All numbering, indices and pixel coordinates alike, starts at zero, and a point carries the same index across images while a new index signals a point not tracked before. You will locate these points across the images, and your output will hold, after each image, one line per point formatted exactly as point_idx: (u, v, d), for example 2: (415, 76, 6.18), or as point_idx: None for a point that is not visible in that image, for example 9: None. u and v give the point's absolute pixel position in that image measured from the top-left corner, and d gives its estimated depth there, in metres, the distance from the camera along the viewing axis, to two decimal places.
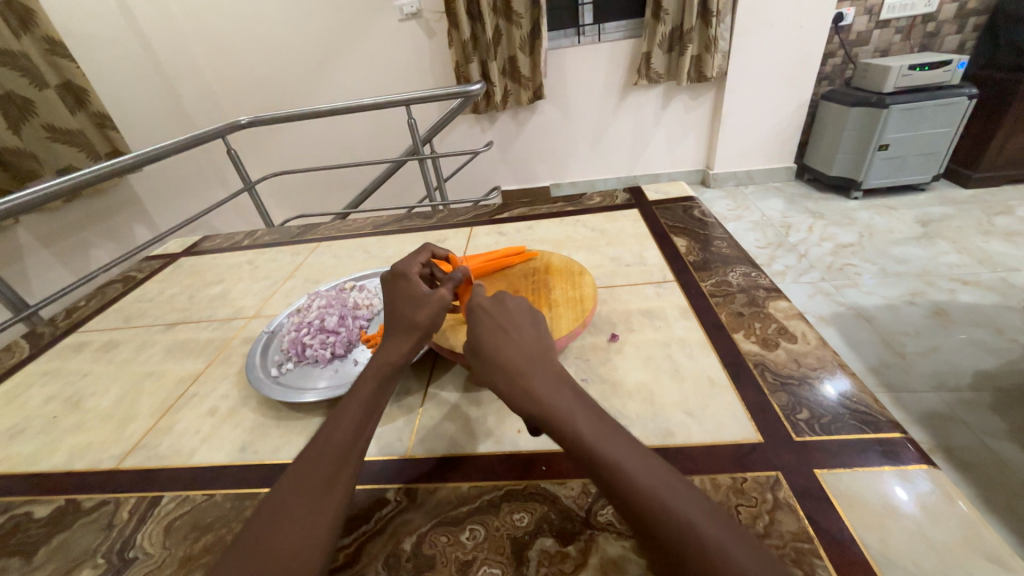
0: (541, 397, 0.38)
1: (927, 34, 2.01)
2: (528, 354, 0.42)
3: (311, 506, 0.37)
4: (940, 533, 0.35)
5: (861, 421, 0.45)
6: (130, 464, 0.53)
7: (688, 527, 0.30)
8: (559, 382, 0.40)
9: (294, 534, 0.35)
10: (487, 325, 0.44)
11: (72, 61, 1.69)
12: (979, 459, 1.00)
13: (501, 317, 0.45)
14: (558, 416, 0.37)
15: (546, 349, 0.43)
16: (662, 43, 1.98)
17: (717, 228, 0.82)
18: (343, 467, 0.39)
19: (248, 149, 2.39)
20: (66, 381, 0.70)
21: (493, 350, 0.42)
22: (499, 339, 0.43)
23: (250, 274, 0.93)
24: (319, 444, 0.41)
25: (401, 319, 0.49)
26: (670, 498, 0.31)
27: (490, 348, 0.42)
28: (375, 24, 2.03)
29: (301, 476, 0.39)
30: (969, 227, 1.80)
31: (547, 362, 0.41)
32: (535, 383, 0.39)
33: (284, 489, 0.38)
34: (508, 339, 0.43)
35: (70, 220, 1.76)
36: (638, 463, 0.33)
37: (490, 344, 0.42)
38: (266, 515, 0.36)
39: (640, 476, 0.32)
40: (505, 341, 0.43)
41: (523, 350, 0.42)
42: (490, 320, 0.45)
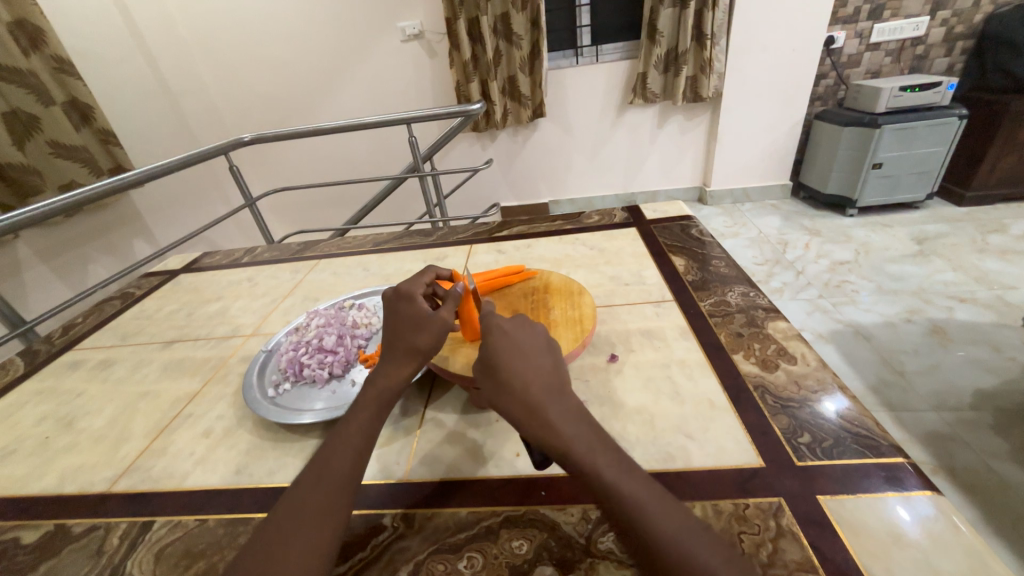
0: (560, 428, 0.37)
1: (916, 57, 2.06)
2: (544, 381, 0.41)
3: (306, 537, 0.36)
4: (946, 562, 0.35)
5: (863, 445, 0.45)
6: (122, 487, 0.52)
7: (706, 573, 0.30)
8: (576, 412, 0.39)
9: (290, 567, 0.34)
10: (504, 350, 0.43)
11: (78, 78, 1.72)
12: (983, 480, 0.99)
13: (516, 339, 0.44)
14: (578, 453, 0.36)
15: (559, 373, 0.42)
16: (658, 64, 2.02)
17: (715, 247, 0.83)
18: (339, 496, 0.39)
19: (250, 165, 2.41)
20: (60, 400, 0.69)
21: (510, 374, 0.41)
22: (516, 363, 0.42)
23: (249, 291, 0.93)
24: (315, 471, 0.40)
25: (405, 342, 0.49)
26: (688, 540, 0.32)
27: (509, 375, 0.41)
28: (378, 44, 2.08)
29: (297, 504, 0.38)
30: (964, 245, 1.82)
31: (562, 390, 0.41)
32: (554, 415, 0.38)
33: (279, 519, 0.37)
34: (524, 363, 0.42)
35: (71, 235, 1.77)
36: (657, 503, 0.33)
37: (508, 370, 0.41)
38: (261, 544, 0.35)
39: (660, 518, 0.33)
40: (523, 365, 0.42)
41: (540, 377, 0.41)
42: (508, 344, 0.43)
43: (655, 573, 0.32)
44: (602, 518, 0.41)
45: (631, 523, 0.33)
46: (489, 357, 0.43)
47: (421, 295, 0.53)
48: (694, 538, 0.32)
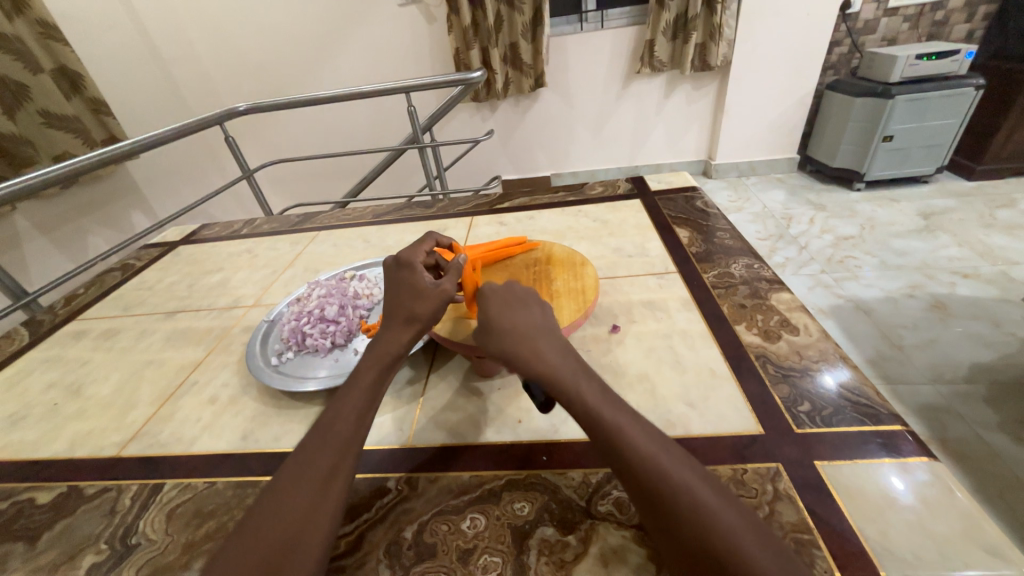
0: (552, 369, 0.39)
1: (936, 23, 1.97)
2: (538, 331, 0.42)
3: (312, 494, 0.37)
4: (938, 524, 0.35)
5: (862, 413, 0.45)
6: (132, 451, 0.53)
7: (681, 489, 0.31)
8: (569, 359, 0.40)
9: (296, 523, 0.35)
10: (498, 299, 0.46)
11: (66, 45, 1.66)
12: (974, 450, 1.01)
13: (506, 299, 0.46)
14: (562, 381, 0.38)
15: (548, 320, 0.45)
16: (666, 31, 1.94)
17: (720, 219, 0.82)
18: (345, 456, 0.39)
19: (246, 136, 2.37)
20: (66, 369, 0.70)
21: (503, 324, 0.43)
22: (510, 315, 0.44)
23: (249, 262, 0.93)
24: (320, 432, 0.41)
25: (406, 305, 0.49)
26: (664, 459, 0.33)
27: (498, 317, 0.43)
28: (374, 9, 2.00)
29: (303, 465, 0.39)
30: (971, 220, 1.80)
31: (555, 341, 0.42)
32: (542, 349, 0.40)
33: (286, 478, 0.38)
34: (517, 317, 0.44)
35: (69, 207, 1.76)
36: (637, 428, 0.35)
37: (498, 313, 0.44)
38: (268, 502, 0.36)
39: (640, 441, 0.34)
40: (513, 311, 0.44)
41: (533, 328, 0.43)
42: (501, 296, 0.46)
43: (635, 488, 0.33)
44: (603, 482, 0.41)
45: (614, 447, 0.34)
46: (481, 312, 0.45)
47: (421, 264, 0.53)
48: (671, 459, 0.33)
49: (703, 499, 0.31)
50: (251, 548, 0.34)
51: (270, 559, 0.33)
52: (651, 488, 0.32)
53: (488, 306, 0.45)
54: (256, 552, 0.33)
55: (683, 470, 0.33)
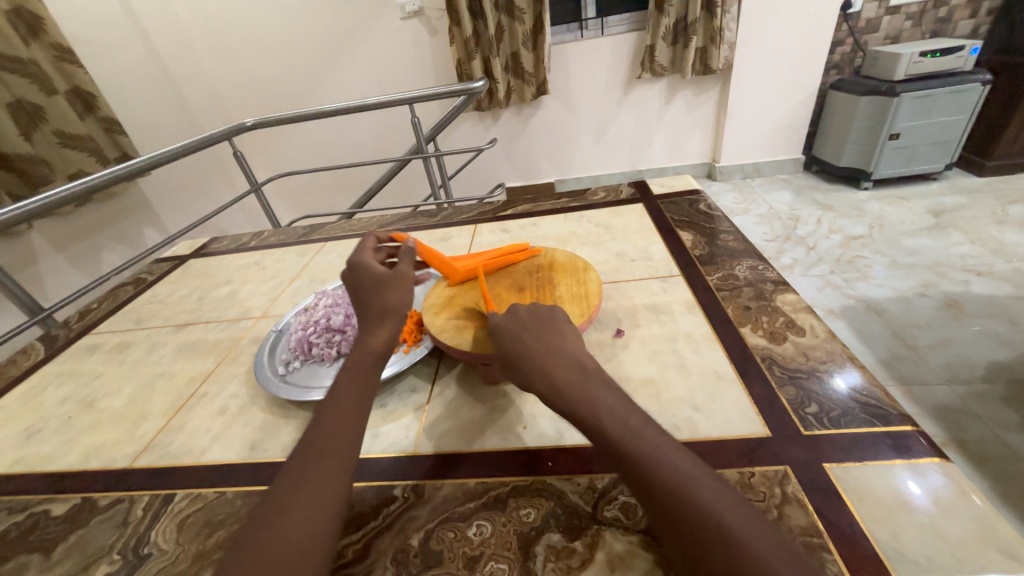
0: (578, 401, 0.38)
1: (939, 19, 1.96)
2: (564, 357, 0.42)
3: (313, 496, 0.37)
4: (952, 527, 0.35)
5: (872, 414, 0.45)
6: (143, 463, 0.53)
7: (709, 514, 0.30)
8: (597, 382, 0.40)
9: (298, 524, 0.35)
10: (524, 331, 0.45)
11: (80, 66, 1.71)
12: (993, 452, 0.99)
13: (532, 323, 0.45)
14: (585, 412, 0.37)
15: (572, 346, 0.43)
16: (666, 35, 1.95)
17: (724, 221, 0.82)
18: (343, 457, 0.40)
19: (254, 151, 2.41)
20: (79, 382, 0.71)
21: (529, 351, 0.43)
22: (535, 342, 0.43)
23: (258, 274, 0.94)
24: (317, 434, 0.42)
25: (375, 304, 0.51)
26: (689, 483, 0.32)
27: (520, 350, 0.43)
28: (377, 23, 2.03)
29: (302, 466, 0.39)
30: (982, 217, 1.77)
31: (579, 367, 0.41)
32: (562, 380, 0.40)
33: (285, 484, 0.38)
34: (544, 342, 0.43)
35: (83, 224, 1.79)
36: (661, 452, 0.34)
37: (521, 346, 0.43)
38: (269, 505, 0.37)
39: (663, 466, 0.33)
40: (536, 341, 0.43)
41: (559, 352, 0.42)
42: (526, 326, 0.45)
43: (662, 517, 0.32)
44: (608, 487, 0.41)
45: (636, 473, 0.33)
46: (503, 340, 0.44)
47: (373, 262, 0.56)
48: (697, 482, 0.32)
49: (731, 523, 0.30)
50: (251, 552, 0.33)
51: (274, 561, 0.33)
52: (677, 516, 0.31)
53: (510, 333, 0.45)
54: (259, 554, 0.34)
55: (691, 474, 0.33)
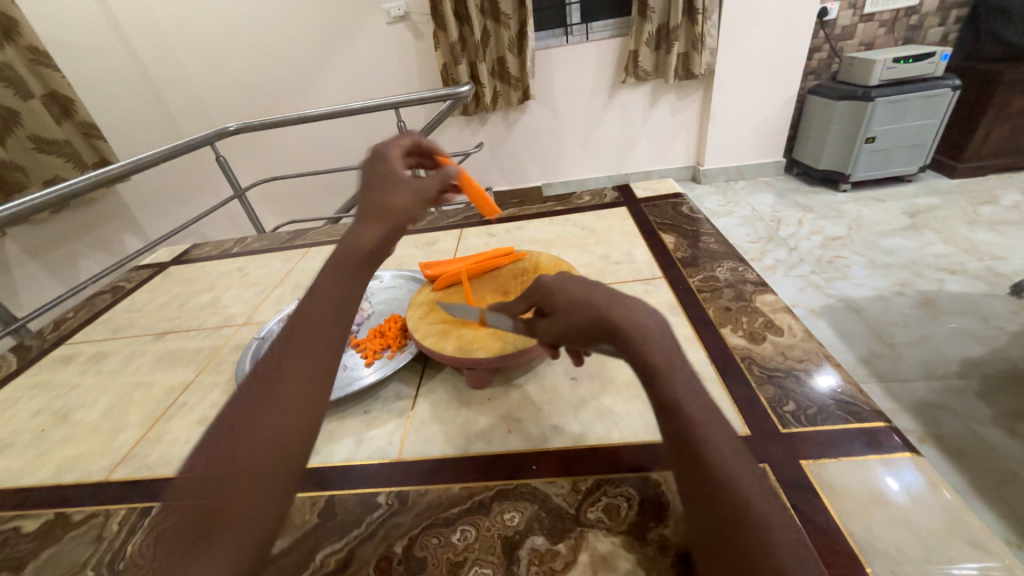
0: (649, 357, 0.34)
1: (911, 27, 2.03)
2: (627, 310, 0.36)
3: (268, 447, 0.36)
4: (923, 519, 0.36)
5: (847, 411, 0.46)
6: (120, 475, 0.52)
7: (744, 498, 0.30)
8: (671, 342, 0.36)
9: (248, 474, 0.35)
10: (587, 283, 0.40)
11: (56, 70, 1.67)
12: (968, 445, 1.02)
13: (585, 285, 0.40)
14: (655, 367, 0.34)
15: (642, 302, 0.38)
16: (649, 41, 1.99)
17: (705, 224, 0.83)
18: (298, 406, 0.38)
19: (238, 156, 2.38)
20: (53, 394, 0.69)
21: (592, 299, 0.38)
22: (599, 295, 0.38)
23: (240, 281, 0.93)
24: (275, 381, 0.39)
25: (346, 246, 0.47)
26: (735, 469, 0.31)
27: (586, 298, 0.38)
28: (363, 27, 2.03)
29: (250, 413, 0.38)
30: (955, 217, 1.83)
31: (652, 319, 0.36)
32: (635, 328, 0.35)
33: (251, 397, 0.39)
34: (606, 290, 0.38)
35: (59, 231, 1.75)
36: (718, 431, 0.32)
37: (587, 293, 0.39)
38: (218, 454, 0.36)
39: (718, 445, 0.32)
40: (601, 291, 0.39)
41: (635, 306, 0.37)
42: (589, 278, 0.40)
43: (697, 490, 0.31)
44: (591, 489, 0.42)
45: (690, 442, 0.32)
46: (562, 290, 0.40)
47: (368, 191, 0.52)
48: (741, 472, 0.31)
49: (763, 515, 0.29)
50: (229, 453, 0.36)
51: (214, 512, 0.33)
52: (715, 493, 0.30)
53: (569, 284, 0.41)
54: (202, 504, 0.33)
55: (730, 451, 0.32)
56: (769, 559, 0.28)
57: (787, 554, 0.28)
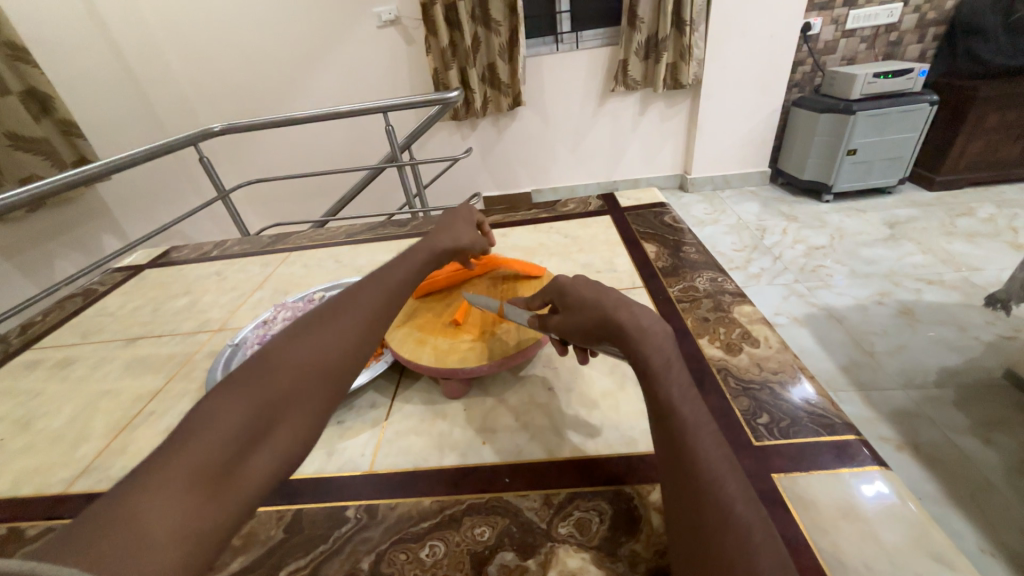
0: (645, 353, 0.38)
1: (891, 43, 2.08)
2: (632, 313, 0.41)
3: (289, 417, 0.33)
4: (889, 533, 0.36)
5: (819, 424, 0.46)
6: (79, 488, 0.50)
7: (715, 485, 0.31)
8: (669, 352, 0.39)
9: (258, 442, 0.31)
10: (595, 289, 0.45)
11: (35, 66, 1.64)
12: (945, 454, 1.03)
13: (590, 291, 0.45)
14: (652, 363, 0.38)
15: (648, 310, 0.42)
16: (638, 51, 2.01)
17: (687, 233, 0.84)
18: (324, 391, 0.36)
19: (223, 156, 2.35)
20: (15, 402, 0.67)
21: (598, 303, 0.43)
22: (605, 300, 0.43)
23: (217, 285, 0.91)
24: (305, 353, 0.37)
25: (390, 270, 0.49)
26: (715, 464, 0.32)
27: (593, 300, 0.44)
28: (353, 30, 2.02)
29: (273, 380, 0.34)
30: (933, 229, 1.87)
31: (652, 324, 0.41)
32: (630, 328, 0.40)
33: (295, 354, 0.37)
34: (613, 295, 0.43)
35: (34, 231, 1.70)
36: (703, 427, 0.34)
37: (593, 295, 0.44)
38: (234, 406, 0.31)
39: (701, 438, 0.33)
40: (606, 297, 0.44)
41: (637, 313, 0.41)
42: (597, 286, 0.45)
43: (675, 473, 0.33)
44: (564, 502, 0.41)
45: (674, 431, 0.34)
46: (571, 292, 0.46)
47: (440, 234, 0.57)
48: (722, 467, 0.32)
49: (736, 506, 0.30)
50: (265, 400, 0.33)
51: (222, 468, 0.29)
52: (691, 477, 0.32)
53: (584, 287, 0.45)
54: (200, 454, 0.28)
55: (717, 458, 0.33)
56: (733, 545, 0.28)
57: (755, 544, 0.28)
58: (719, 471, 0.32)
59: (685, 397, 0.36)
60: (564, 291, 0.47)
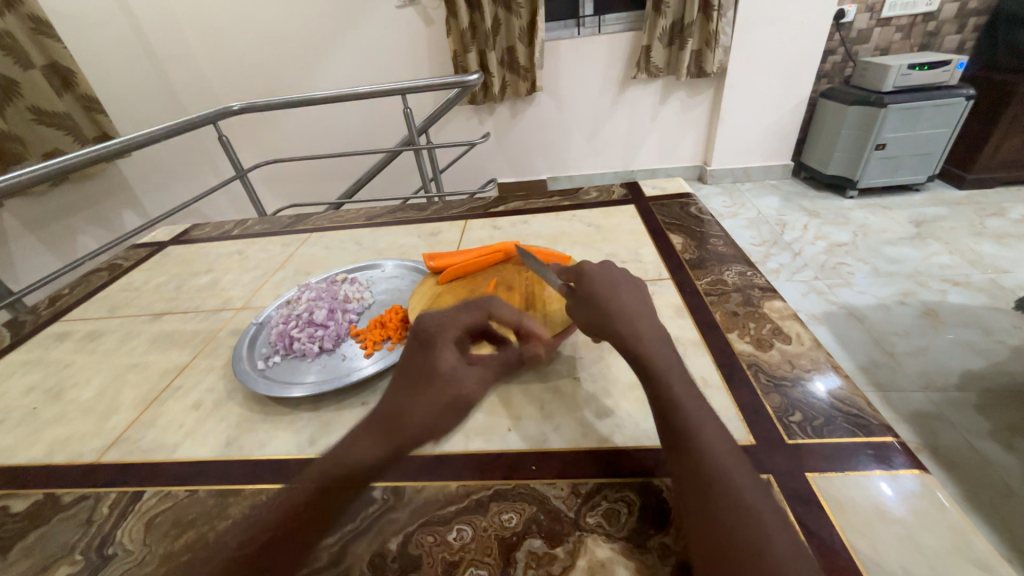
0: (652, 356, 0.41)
1: (928, 33, 2.00)
2: (648, 319, 0.44)
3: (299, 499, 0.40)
4: (929, 538, 0.35)
5: (853, 424, 0.45)
6: (111, 458, 0.51)
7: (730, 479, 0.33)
8: (671, 353, 0.42)
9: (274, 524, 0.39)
10: (608, 288, 0.47)
11: (59, 41, 1.64)
12: (964, 458, 1.01)
13: (634, 289, 0.48)
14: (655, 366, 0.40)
15: (652, 318, 0.45)
16: (662, 37, 1.95)
17: (714, 225, 0.82)
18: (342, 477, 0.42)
19: (240, 136, 2.35)
20: (46, 371, 0.68)
21: (611, 302, 0.45)
22: (628, 300, 0.45)
23: (239, 264, 0.92)
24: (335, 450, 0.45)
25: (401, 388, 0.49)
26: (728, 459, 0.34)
27: (603, 300, 0.45)
28: (371, 11, 2.00)
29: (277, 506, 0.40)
30: (962, 228, 1.81)
31: (655, 330, 0.43)
32: (642, 333, 0.43)
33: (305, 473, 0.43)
34: (642, 298, 0.47)
35: (58, 205, 1.73)
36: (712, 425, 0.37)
37: (603, 297, 0.46)
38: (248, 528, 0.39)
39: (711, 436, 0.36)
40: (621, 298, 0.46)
41: (643, 317, 0.44)
42: (609, 284, 0.47)
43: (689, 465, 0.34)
44: (591, 492, 0.41)
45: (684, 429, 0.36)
46: (588, 284, 0.48)
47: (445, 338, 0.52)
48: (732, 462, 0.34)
49: (751, 497, 0.32)
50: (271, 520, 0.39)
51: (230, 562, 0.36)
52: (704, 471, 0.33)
53: (599, 284, 0.47)
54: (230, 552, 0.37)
55: (723, 448, 0.35)
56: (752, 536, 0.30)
57: (769, 531, 0.30)
58: (728, 459, 0.34)
59: (689, 393, 0.39)
60: (583, 281, 0.48)
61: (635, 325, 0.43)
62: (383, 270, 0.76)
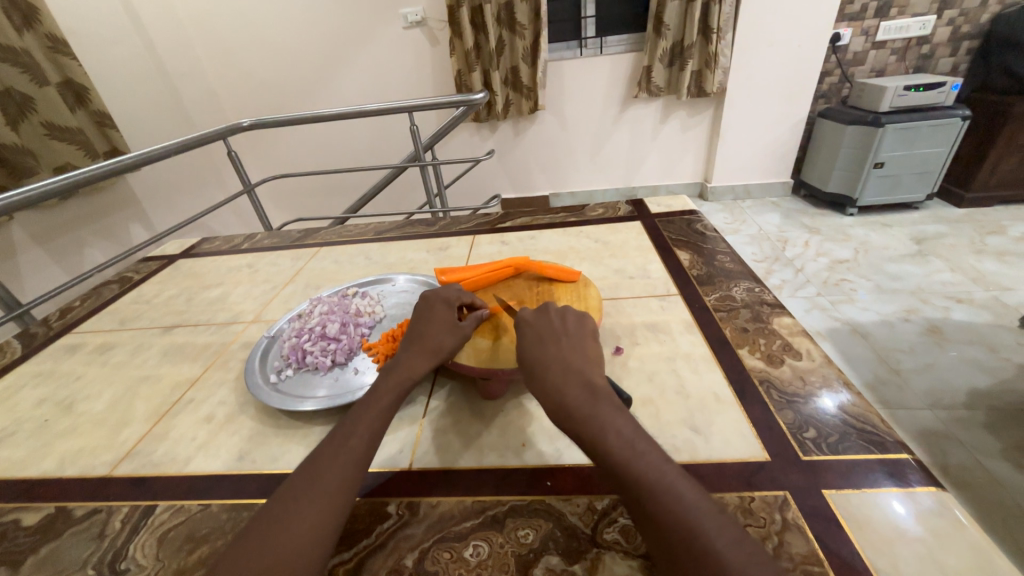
0: (587, 416, 0.39)
1: (922, 56, 2.05)
2: (579, 372, 0.43)
3: (303, 514, 0.36)
4: (950, 557, 0.35)
5: (868, 440, 0.45)
6: (124, 471, 0.51)
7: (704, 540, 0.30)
8: (608, 404, 0.40)
9: (286, 543, 0.34)
10: (536, 340, 0.48)
11: (74, 58, 1.68)
12: (974, 477, 1.00)
13: (578, 333, 0.49)
14: (591, 430, 0.38)
15: (586, 364, 0.45)
16: (663, 58, 2.00)
17: (720, 242, 0.83)
18: (347, 482, 0.38)
19: (248, 151, 2.39)
20: (57, 384, 0.69)
21: (540, 362, 0.45)
22: (555, 353, 0.46)
23: (249, 277, 0.93)
24: (329, 449, 0.41)
25: (395, 376, 0.48)
26: (694, 515, 0.31)
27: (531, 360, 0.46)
28: (379, 32, 2.05)
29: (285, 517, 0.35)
30: (962, 246, 1.83)
31: (584, 380, 0.42)
32: (569, 397, 0.41)
33: (300, 478, 0.39)
34: (576, 348, 0.47)
35: (66, 218, 1.75)
36: (673, 478, 0.34)
37: (530, 356, 0.46)
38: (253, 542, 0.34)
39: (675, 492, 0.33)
40: (547, 351, 0.46)
41: (574, 369, 0.44)
42: (537, 336, 0.49)
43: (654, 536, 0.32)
44: (608, 509, 0.41)
45: (637, 494, 0.33)
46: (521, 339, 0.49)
47: (440, 315, 0.55)
48: (700, 513, 0.32)
49: (724, 550, 0.30)
50: (275, 537, 0.34)
51: None
52: (672, 538, 0.31)
53: (526, 342, 0.48)
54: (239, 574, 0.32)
55: (694, 498, 0.33)
56: None
57: None
58: (692, 511, 0.32)
59: (633, 448, 0.36)
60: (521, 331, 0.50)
61: (563, 388, 0.42)
62: (395, 285, 0.76)
